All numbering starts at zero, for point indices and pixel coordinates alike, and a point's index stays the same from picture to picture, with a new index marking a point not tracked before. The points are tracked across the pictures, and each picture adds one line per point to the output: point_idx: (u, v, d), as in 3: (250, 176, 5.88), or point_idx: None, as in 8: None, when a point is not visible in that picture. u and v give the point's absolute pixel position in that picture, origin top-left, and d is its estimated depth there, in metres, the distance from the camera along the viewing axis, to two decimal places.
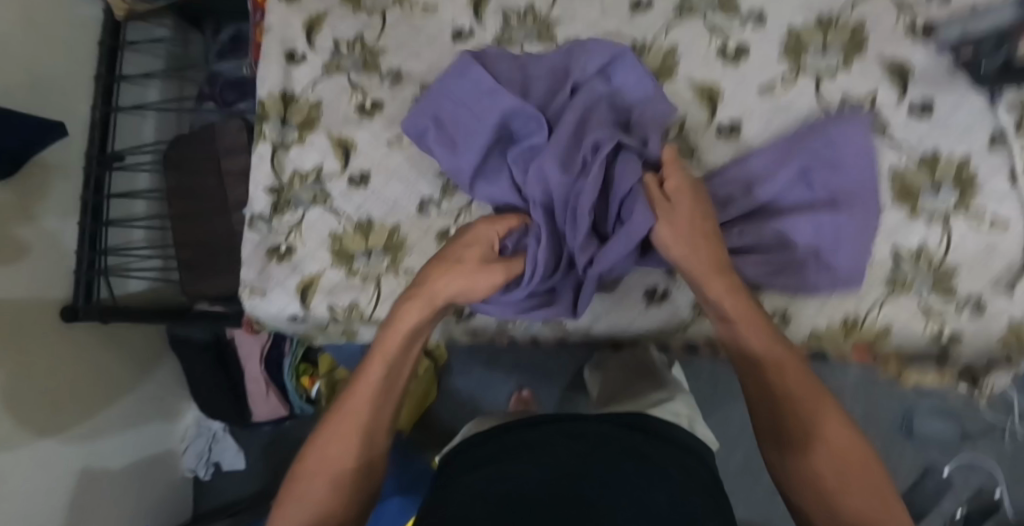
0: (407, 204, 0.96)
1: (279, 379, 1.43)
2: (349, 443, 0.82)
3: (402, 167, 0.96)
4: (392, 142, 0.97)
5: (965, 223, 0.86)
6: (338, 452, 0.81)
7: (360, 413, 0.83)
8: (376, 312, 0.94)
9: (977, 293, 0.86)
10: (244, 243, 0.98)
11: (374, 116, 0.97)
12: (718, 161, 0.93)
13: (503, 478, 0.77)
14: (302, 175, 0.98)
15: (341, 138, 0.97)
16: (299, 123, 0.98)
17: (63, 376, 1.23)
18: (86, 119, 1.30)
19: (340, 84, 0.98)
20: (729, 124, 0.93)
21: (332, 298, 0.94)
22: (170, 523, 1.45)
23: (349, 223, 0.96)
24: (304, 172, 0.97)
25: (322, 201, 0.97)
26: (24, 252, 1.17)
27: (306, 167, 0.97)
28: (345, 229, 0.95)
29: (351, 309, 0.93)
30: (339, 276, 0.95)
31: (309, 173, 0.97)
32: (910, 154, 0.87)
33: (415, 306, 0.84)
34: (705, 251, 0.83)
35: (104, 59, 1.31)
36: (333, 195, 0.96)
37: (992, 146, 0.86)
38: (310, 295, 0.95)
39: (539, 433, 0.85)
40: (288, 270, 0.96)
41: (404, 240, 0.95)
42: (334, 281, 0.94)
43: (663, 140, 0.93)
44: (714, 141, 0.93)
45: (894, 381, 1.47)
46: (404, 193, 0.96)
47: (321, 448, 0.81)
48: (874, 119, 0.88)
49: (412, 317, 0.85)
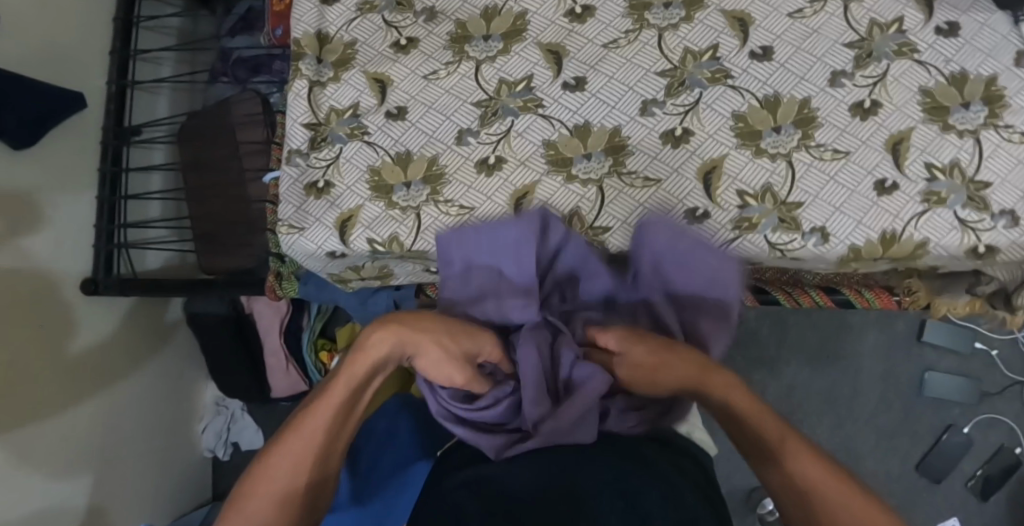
0: (445, 136, 0.89)
1: (297, 354, 1.42)
2: (302, 465, 0.73)
3: (440, 99, 0.90)
4: (428, 75, 0.91)
5: (998, 135, 0.77)
6: (292, 469, 0.73)
7: (315, 432, 0.74)
8: (417, 245, 0.88)
9: (1012, 207, 0.77)
10: (280, 180, 0.93)
11: (409, 52, 0.93)
12: (758, 84, 0.83)
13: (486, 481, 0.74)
14: (339, 111, 0.93)
15: (376, 74, 0.92)
16: (334, 61, 0.94)
17: (82, 350, 1.21)
18: (102, 93, 1.29)
19: (375, 22, 0.95)
20: (762, 48, 0.84)
21: (371, 232, 0.88)
22: (187, 502, 1.45)
23: (387, 155, 0.90)
24: (341, 108, 0.93)
25: (358, 136, 0.91)
26: (44, 225, 1.16)
27: (342, 104, 0.93)
28: (384, 160, 0.89)
29: (390, 242, 0.88)
30: (378, 210, 0.89)
31: (345, 109, 0.93)
32: (939, 72, 0.80)
33: (385, 335, 0.79)
34: (677, 368, 0.78)
35: (120, 33, 1.30)
36: (369, 129, 0.91)
37: (1019, 62, 0.78)
38: (349, 230, 0.89)
39: None
40: (326, 205, 0.90)
41: (443, 169, 0.88)
42: (373, 215, 0.89)
43: (686, 64, 0.85)
44: (749, 64, 0.83)
45: (912, 336, 1.49)
46: (441, 124, 0.89)
47: (271, 465, 0.72)
48: (901, 41, 0.80)
49: (382, 348, 0.79)
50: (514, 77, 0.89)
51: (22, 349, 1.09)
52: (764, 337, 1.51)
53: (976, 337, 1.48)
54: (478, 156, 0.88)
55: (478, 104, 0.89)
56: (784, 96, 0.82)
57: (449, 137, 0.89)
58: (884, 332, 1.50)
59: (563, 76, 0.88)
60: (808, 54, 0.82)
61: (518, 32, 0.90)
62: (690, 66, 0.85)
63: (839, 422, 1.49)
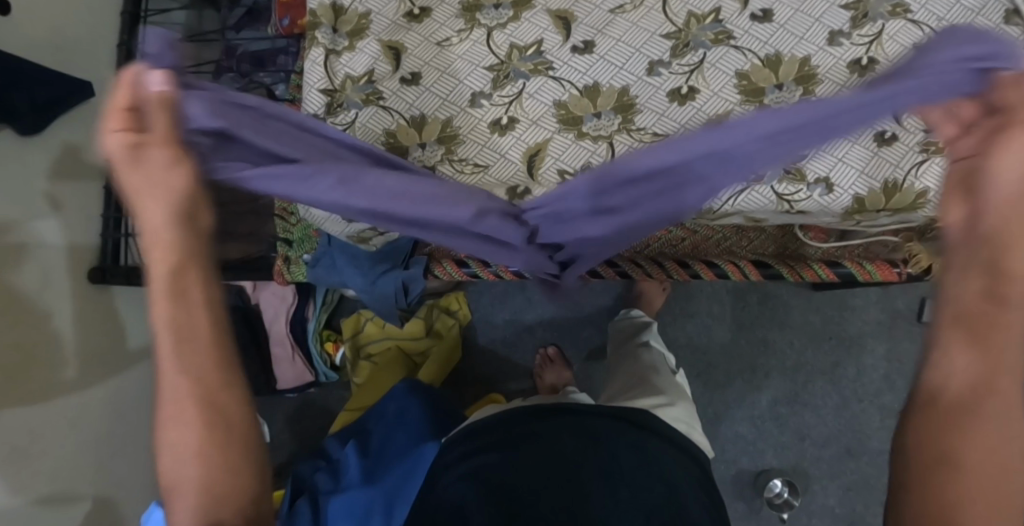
0: (458, 100, 0.95)
1: (303, 342, 1.44)
2: (184, 417, 0.75)
3: (452, 66, 0.96)
4: (442, 42, 0.97)
5: None
6: (175, 369, 0.75)
7: (180, 382, 0.75)
8: None
9: None
10: None
11: (423, 21, 0.99)
12: (756, 41, 0.89)
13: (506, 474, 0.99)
14: (354, 79, 0.99)
15: (390, 42, 0.98)
16: (349, 31, 1.00)
17: (89, 336, 1.21)
18: (110, 85, 1.32)
19: None
20: (762, 9, 0.90)
21: None
22: None
23: (402, 119, 0.96)
24: (355, 75, 0.98)
25: (374, 100, 0.97)
26: (53, 209, 1.17)
27: (358, 71, 0.98)
28: (399, 124, 0.95)
29: None
30: None
31: (360, 76, 0.98)
32: (929, 30, 0.86)
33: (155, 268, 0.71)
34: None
35: (127, 26, 1.34)
36: (384, 93, 0.97)
37: (1008, 20, 0.85)
38: None
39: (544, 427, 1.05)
40: None
41: (458, 131, 0.95)
42: None
43: (691, 23, 0.91)
44: (750, 24, 0.89)
45: (912, 320, 1.51)
46: (455, 88, 0.96)
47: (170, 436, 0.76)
48: (893, 1, 0.87)
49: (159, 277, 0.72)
50: (525, 42, 0.95)
51: (31, 330, 1.09)
52: (765, 320, 1.55)
53: None
54: (491, 118, 0.94)
55: (488, 69, 0.96)
56: (785, 55, 0.88)
57: (463, 99, 0.95)
58: (882, 312, 1.53)
59: (573, 39, 0.94)
60: (803, 13, 0.89)
61: (527, 1, 0.97)
62: (693, 29, 0.91)
63: (842, 402, 1.51)
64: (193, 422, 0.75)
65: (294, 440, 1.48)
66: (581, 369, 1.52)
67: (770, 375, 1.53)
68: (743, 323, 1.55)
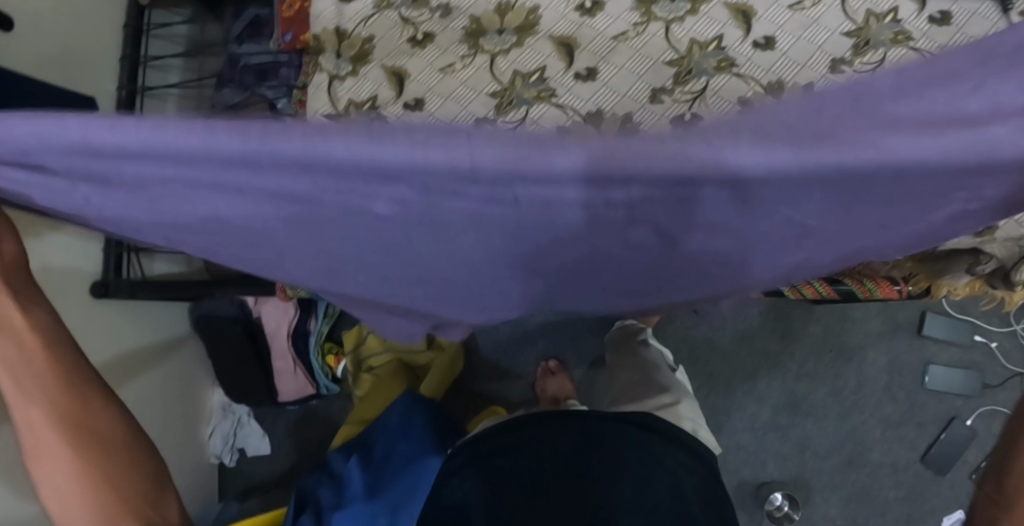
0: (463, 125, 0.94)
1: (305, 357, 1.43)
2: (59, 458, 0.82)
3: (455, 90, 0.96)
4: (445, 67, 0.97)
5: None
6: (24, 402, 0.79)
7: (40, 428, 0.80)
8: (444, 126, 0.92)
9: None
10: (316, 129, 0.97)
11: (426, 45, 1.00)
12: (759, 72, 0.90)
13: (520, 468, 1.02)
14: (358, 104, 0.99)
15: (394, 67, 0.99)
16: (353, 55, 1.01)
17: (96, 349, 1.21)
18: (113, 98, 1.33)
19: (392, 18, 1.02)
20: (765, 37, 0.91)
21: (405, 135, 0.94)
22: (201, 504, 1.42)
23: None
24: (359, 101, 0.99)
25: None
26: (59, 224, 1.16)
27: (362, 96, 0.99)
28: None
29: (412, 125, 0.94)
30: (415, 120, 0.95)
31: (364, 101, 0.98)
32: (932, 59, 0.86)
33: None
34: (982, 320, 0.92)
35: (130, 40, 1.35)
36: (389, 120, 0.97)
37: None
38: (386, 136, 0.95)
39: (548, 428, 1.07)
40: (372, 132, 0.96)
41: None
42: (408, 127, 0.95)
43: (694, 52, 0.92)
44: (752, 53, 0.90)
45: (912, 332, 1.52)
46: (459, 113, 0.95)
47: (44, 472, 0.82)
48: (894, 30, 0.88)
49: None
50: (528, 68, 0.95)
51: None
52: (765, 331, 1.55)
53: (975, 329, 1.51)
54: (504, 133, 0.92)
55: (491, 95, 0.95)
56: (786, 82, 0.89)
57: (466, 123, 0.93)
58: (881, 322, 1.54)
59: (576, 67, 0.94)
60: (806, 41, 0.90)
61: (532, 27, 0.97)
62: (697, 55, 0.91)
63: (842, 413, 1.51)
64: (60, 450, 0.82)
65: (297, 450, 1.49)
66: (582, 380, 1.53)
67: (771, 385, 1.53)
68: (744, 334, 1.56)
